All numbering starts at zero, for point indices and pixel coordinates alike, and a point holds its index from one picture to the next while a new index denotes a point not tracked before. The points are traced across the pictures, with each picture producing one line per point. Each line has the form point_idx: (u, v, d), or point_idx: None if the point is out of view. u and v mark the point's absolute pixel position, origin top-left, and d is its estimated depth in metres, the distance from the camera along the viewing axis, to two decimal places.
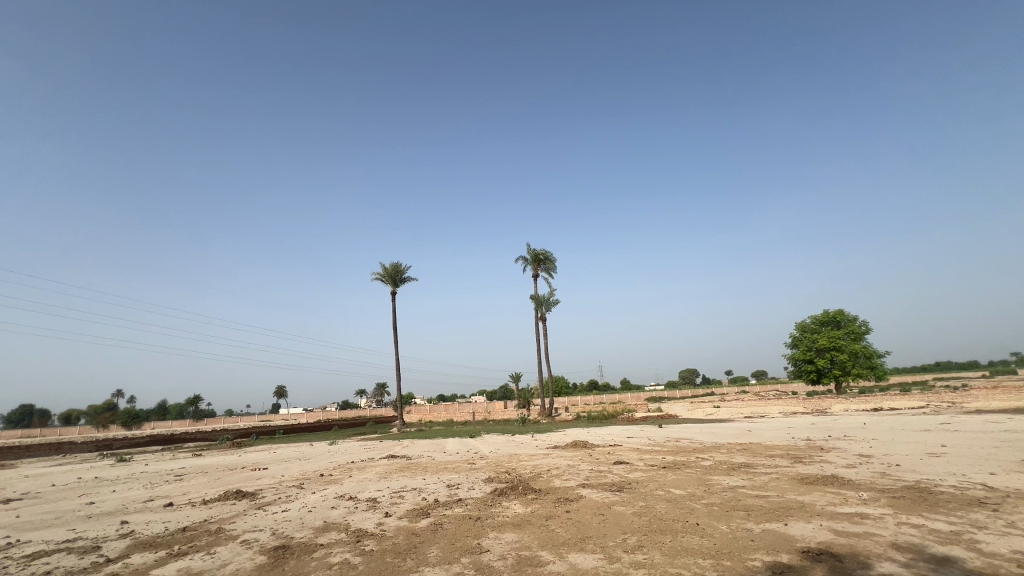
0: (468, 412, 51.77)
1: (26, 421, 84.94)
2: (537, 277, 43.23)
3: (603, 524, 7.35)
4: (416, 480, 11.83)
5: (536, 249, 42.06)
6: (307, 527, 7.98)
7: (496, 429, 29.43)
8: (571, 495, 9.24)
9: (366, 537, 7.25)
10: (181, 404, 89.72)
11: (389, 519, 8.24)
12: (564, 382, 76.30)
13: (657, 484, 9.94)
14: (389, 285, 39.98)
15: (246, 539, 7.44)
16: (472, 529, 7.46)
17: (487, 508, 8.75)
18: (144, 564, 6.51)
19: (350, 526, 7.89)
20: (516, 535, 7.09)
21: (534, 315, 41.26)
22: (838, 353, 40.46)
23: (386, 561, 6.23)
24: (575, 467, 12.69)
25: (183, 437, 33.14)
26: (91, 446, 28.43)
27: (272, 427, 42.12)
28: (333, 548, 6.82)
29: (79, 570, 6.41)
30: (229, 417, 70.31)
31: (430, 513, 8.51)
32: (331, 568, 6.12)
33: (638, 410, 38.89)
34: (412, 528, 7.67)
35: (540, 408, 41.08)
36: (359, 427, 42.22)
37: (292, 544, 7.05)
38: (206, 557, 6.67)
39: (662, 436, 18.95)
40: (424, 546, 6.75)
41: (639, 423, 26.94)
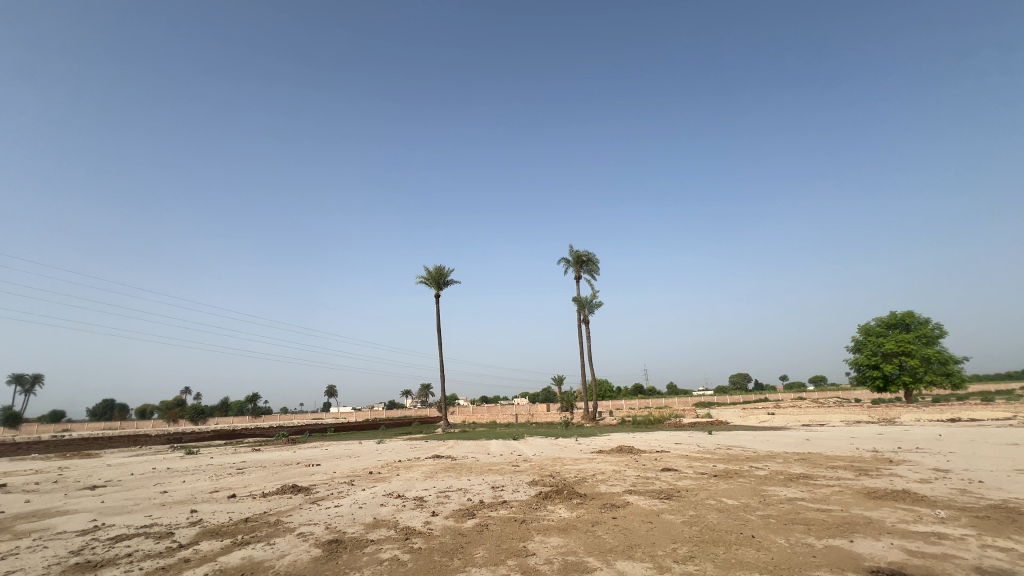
0: (511, 414, 52.05)
1: (109, 415, 93.11)
2: (580, 279, 42.85)
3: (651, 533, 7.15)
4: (461, 481, 11.96)
5: (578, 250, 41.70)
6: (358, 523, 8.24)
7: (540, 431, 29.39)
8: (617, 502, 9.06)
9: (414, 535, 7.40)
10: (242, 402, 95.57)
11: (436, 518, 8.37)
12: (608, 386, 74.96)
13: (709, 493, 9.57)
14: (433, 287, 40.79)
15: (302, 532, 7.80)
16: (517, 532, 7.46)
17: (532, 511, 8.72)
18: (211, 551, 6.96)
19: (399, 523, 8.09)
20: (562, 539, 7.03)
21: (577, 318, 40.80)
22: (907, 358, 37.60)
23: (434, 560, 6.34)
24: (621, 472, 12.45)
25: (243, 433, 35.17)
26: (163, 438, 30.74)
27: (325, 425, 44.01)
28: (384, 545, 7.01)
29: (155, 554, 6.92)
30: (284, 415, 74.01)
31: (476, 514, 8.59)
32: (381, 564, 6.28)
33: (687, 415, 37.65)
34: (459, 529, 7.76)
35: (584, 411, 40.64)
36: (406, 426, 43.24)
37: (345, 539, 7.30)
38: (266, 547, 7.03)
39: (713, 443, 18.21)
40: (470, 547, 6.82)
41: (688, 429, 26.08)
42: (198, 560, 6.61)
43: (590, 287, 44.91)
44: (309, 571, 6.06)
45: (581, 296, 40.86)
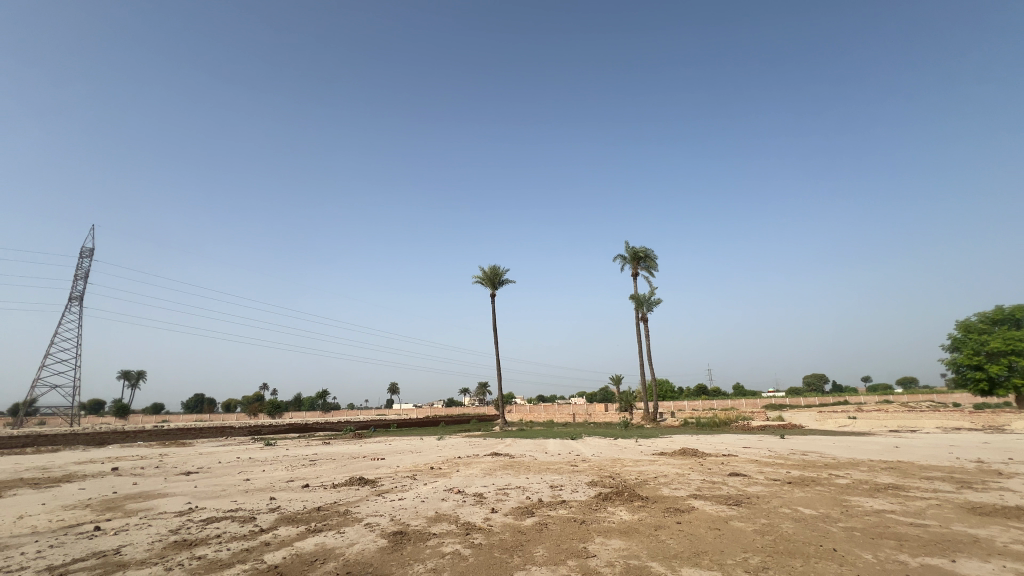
0: (568, 413, 51.60)
1: (200, 408, 102.80)
2: (637, 276, 41.65)
3: (719, 540, 6.80)
4: (520, 479, 12.02)
5: (635, 247, 40.57)
6: (421, 516, 8.51)
7: (599, 431, 28.94)
8: (681, 506, 8.70)
9: (475, 531, 7.52)
10: (314, 398, 101.67)
11: (496, 515, 8.47)
12: (668, 386, 72.30)
13: (782, 501, 8.95)
14: (488, 287, 41.31)
15: (369, 522, 8.16)
16: (577, 532, 7.37)
17: (591, 512, 8.59)
18: (289, 536, 7.44)
19: (459, 519, 8.25)
20: (624, 543, 6.85)
21: (635, 316, 39.72)
22: (1018, 358, 33.34)
23: (495, 556, 6.39)
24: (685, 475, 11.96)
25: (315, 427, 37.40)
26: (245, 430, 33.40)
27: (389, 421, 45.68)
28: (445, 539, 7.17)
29: (240, 537, 7.51)
30: (351, 411, 78.02)
31: (535, 512, 8.59)
32: (444, 557, 6.43)
33: (756, 417, 35.54)
34: (518, 526, 7.80)
35: (645, 411, 39.48)
36: (464, 424, 44.10)
37: (408, 531, 7.55)
38: (337, 535, 7.42)
39: (785, 448, 17.05)
40: (530, 545, 6.82)
41: (758, 433, 24.64)
42: (277, 544, 7.10)
43: (648, 284, 43.53)
44: (377, 560, 6.31)
45: (638, 294, 39.80)
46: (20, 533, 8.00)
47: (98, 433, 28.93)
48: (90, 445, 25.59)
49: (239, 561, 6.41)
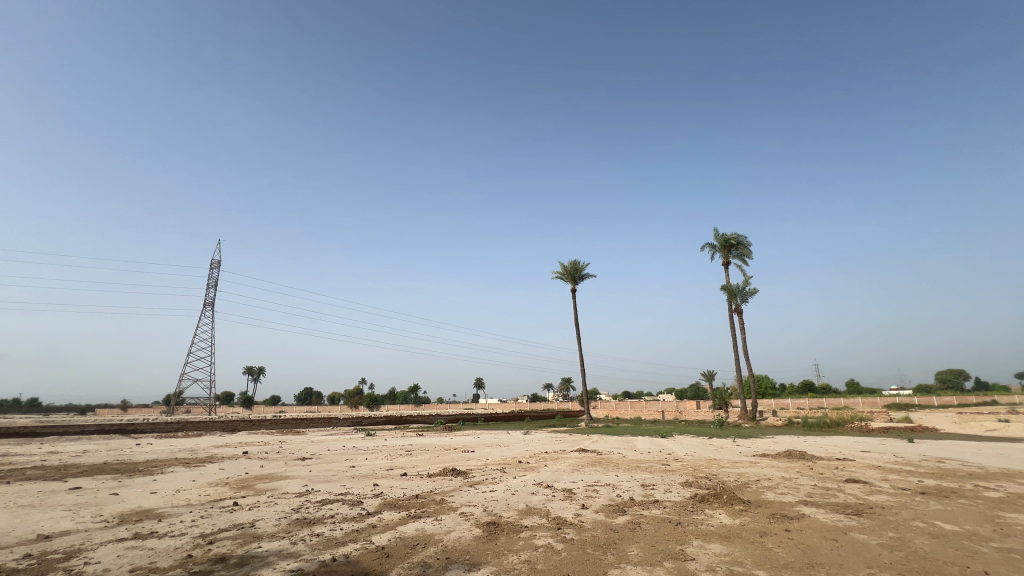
0: (656, 411, 49.76)
1: (310, 400, 114.61)
2: (729, 265, 38.95)
3: (837, 553, 6.15)
4: (609, 476, 11.79)
5: (725, 234, 37.91)
6: (513, 508, 8.71)
7: (691, 429, 27.54)
8: (789, 513, 8.01)
9: (566, 525, 7.54)
10: (406, 392, 108.13)
11: (586, 511, 8.42)
12: (768, 382, 66.76)
13: (914, 514, 7.87)
14: (569, 282, 41.04)
15: (463, 511, 8.51)
16: (673, 534, 7.08)
17: (686, 513, 8.21)
18: (392, 520, 8.00)
19: (550, 513, 8.31)
20: (725, 547, 6.48)
21: (727, 308, 37.17)
22: None
23: (588, 553, 6.35)
24: (792, 480, 10.96)
25: (409, 419, 39.71)
26: (348, 422, 36.32)
27: (476, 415, 47.10)
28: (538, 532, 7.26)
29: (351, 518, 8.22)
30: (440, 405, 81.84)
31: (627, 511, 8.40)
32: (537, 550, 6.52)
33: (878, 418, 31.63)
34: (610, 524, 7.68)
35: (742, 409, 36.84)
36: (548, 419, 44.25)
37: (501, 522, 7.76)
38: (435, 522, 7.84)
39: (916, 453, 14.95)
40: (624, 544, 6.69)
41: (878, 436, 21.94)
42: (383, 527, 7.66)
43: (741, 274, 40.50)
44: (473, 549, 6.56)
45: (730, 283, 37.20)
46: (179, 503, 9.45)
47: (232, 421, 33.33)
48: (225, 432, 29.48)
49: (351, 540, 7.01)
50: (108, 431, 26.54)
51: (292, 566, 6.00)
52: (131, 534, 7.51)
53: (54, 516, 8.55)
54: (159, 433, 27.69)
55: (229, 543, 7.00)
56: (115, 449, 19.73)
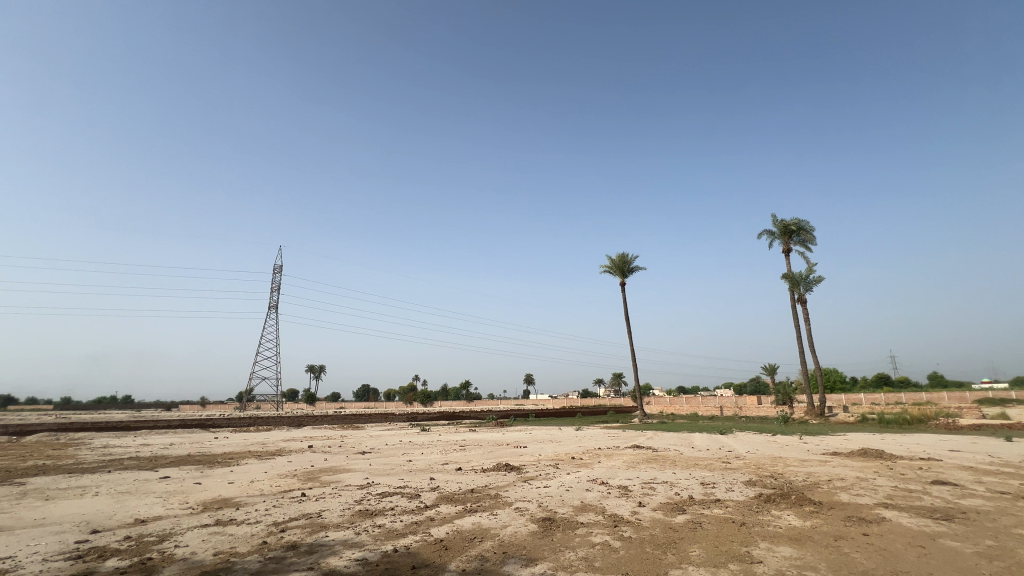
0: (713, 406, 47.82)
1: (367, 397, 119.91)
2: (790, 252, 36.68)
3: (925, 561, 5.65)
4: (666, 474, 11.43)
5: (785, 219, 35.79)
6: (568, 505, 8.66)
7: (753, 426, 26.23)
8: (867, 516, 7.44)
9: (623, 523, 7.41)
10: (458, 388, 110.38)
11: (644, 510, 8.22)
12: (837, 376, 62.47)
13: (1016, 521, 7.08)
14: (618, 276, 40.17)
15: (518, 507, 8.57)
16: (737, 535, 6.78)
17: (751, 514, 7.82)
18: (450, 514, 8.18)
19: (606, 510, 8.19)
20: (796, 551, 6.13)
21: (789, 298, 35.12)
22: None
23: (647, 551, 6.21)
24: (869, 480, 10.19)
25: (462, 414, 40.45)
26: (404, 417, 37.59)
27: (527, 411, 47.28)
28: (594, 529, 7.18)
29: (410, 511, 8.49)
30: (491, 401, 83.02)
31: (687, 510, 8.13)
32: (594, 547, 6.45)
33: (968, 415, 28.68)
34: (669, 523, 7.47)
35: (809, 404, 34.62)
36: (600, 415, 43.66)
37: (557, 518, 7.75)
38: (491, 517, 7.94)
39: (1015, 454, 13.45)
40: (685, 543, 6.48)
41: (969, 434, 19.93)
42: (440, 520, 7.86)
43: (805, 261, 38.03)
44: (529, 544, 6.58)
45: (792, 271, 35.03)
46: (254, 493, 10.16)
47: (298, 417, 35.45)
48: (291, 427, 31.28)
49: (410, 532, 7.24)
50: (190, 425, 28.93)
51: (357, 555, 6.26)
52: (213, 520, 8.13)
53: (148, 502, 9.45)
54: (233, 427, 29.84)
55: (299, 531, 7.42)
56: (197, 442, 21.49)
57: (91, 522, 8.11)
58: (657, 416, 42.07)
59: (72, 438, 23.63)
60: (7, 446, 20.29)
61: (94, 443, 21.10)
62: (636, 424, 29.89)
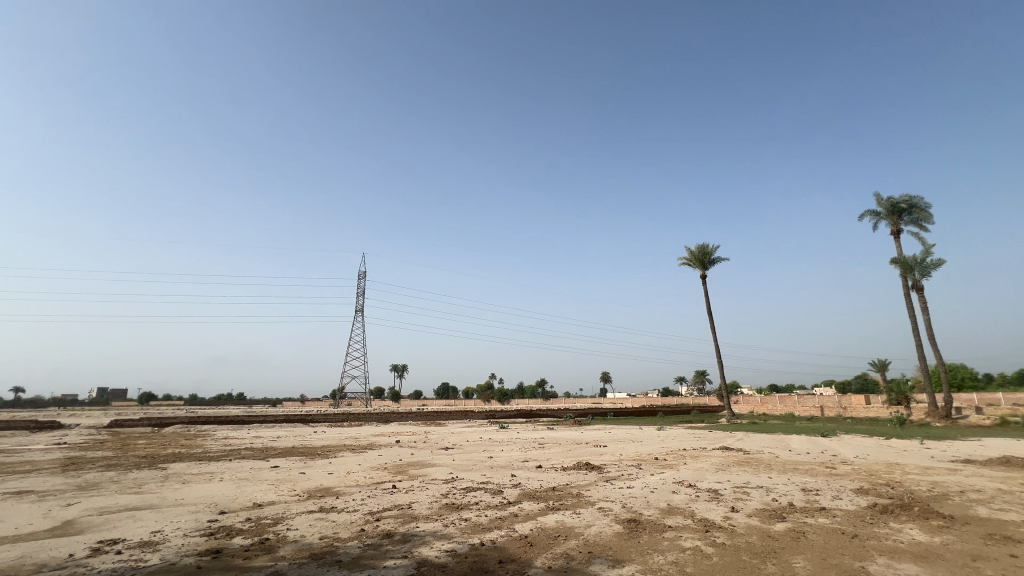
0: (812, 406, 43.84)
1: (447, 393, 125.33)
2: (901, 233, 32.58)
3: None
4: (761, 478, 10.68)
5: (893, 197, 31.87)
6: (654, 507, 8.38)
7: (862, 428, 23.69)
8: (1014, 534, 6.42)
9: (715, 529, 7.02)
10: (533, 386, 111.24)
11: (737, 515, 7.75)
12: (967, 373, 54.45)
13: None
14: (698, 268, 38.14)
15: (602, 506, 8.44)
16: (848, 548, 6.17)
17: (864, 526, 7.06)
18: (533, 511, 8.24)
19: (695, 514, 7.83)
20: (919, 569, 5.46)
21: (902, 285, 31.24)
22: None
23: (743, 559, 5.85)
24: (1014, 493, 8.79)
25: (539, 413, 40.75)
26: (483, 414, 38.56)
27: (606, 409, 46.46)
28: (683, 533, 6.89)
29: (494, 506, 8.70)
30: (567, 399, 82.76)
31: (787, 518, 7.54)
32: (684, 551, 6.19)
33: None
34: (767, 530, 6.96)
35: (931, 404, 30.54)
36: (684, 414, 41.84)
37: (642, 520, 7.53)
38: (574, 515, 7.90)
39: None
40: (785, 553, 6.01)
41: None
42: (524, 516, 7.96)
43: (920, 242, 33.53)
44: (615, 545, 6.46)
45: (904, 255, 31.13)
46: (351, 484, 11.00)
47: (386, 413, 37.74)
48: (380, 423, 33.39)
49: (495, 527, 7.41)
50: (294, 420, 31.93)
51: (447, 547, 6.54)
52: (318, 507, 8.92)
53: (264, 489, 10.58)
54: (330, 422, 32.50)
55: (393, 521, 7.90)
56: (300, 435, 23.66)
57: (219, 504, 9.23)
58: (747, 416, 39.67)
59: (200, 430, 27.06)
60: (152, 436, 23.75)
61: (217, 435, 24.01)
62: (724, 424, 28.52)
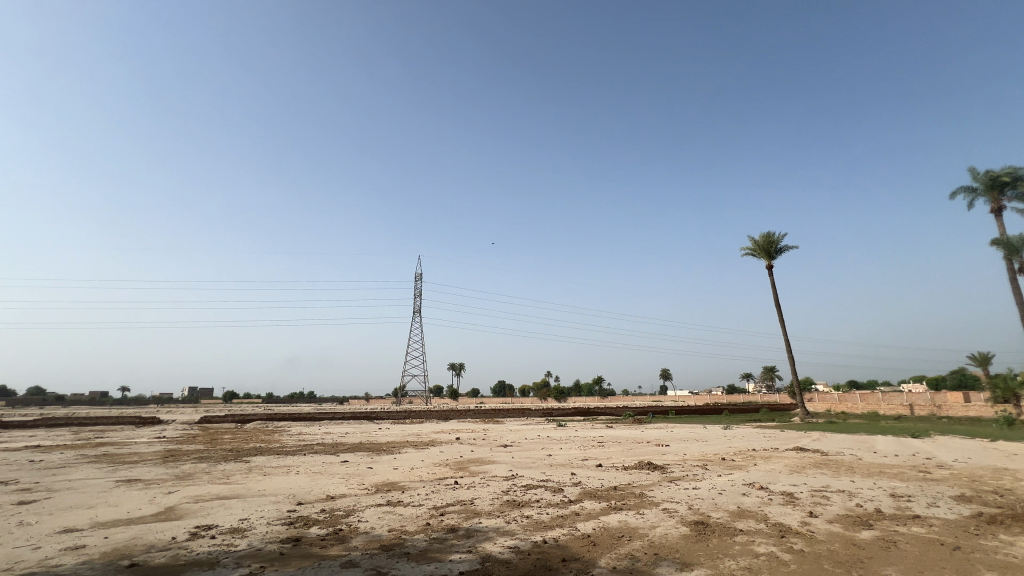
0: (900, 404, 40.06)
1: (505, 391, 126.73)
2: (1002, 211, 29.05)
3: None
4: (843, 482, 9.89)
5: (992, 171, 28.49)
6: (722, 510, 8.01)
7: (962, 429, 21.32)
8: None
9: (792, 534, 6.61)
10: (590, 385, 109.77)
11: (817, 521, 7.24)
12: None
13: None
14: (764, 258, 36.01)
15: (667, 508, 8.18)
16: (947, 560, 5.59)
17: (967, 537, 6.37)
18: (595, 510, 8.14)
19: (769, 518, 7.40)
20: None
21: (1006, 268, 27.84)
22: None
23: (824, 568, 5.47)
24: None
25: (597, 411, 40.20)
26: (540, 412, 38.63)
27: (667, 408, 44.98)
28: (755, 538, 6.54)
29: (556, 504, 8.67)
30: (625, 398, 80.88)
31: (874, 525, 6.95)
32: (758, 557, 5.88)
33: None
34: (851, 538, 6.46)
35: None
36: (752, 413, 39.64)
37: (711, 523, 7.23)
38: (638, 516, 7.71)
39: None
40: (873, 564, 5.55)
41: None
42: (586, 515, 7.88)
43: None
44: (683, 548, 6.24)
45: (1008, 236, 27.68)
46: (415, 479, 11.39)
47: (446, 410, 38.69)
48: (440, 420, 34.34)
49: (557, 525, 7.39)
50: (360, 417, 33.56)
51: (509, 543, 6.61)
52: (386, 500, 9.32)
53: (336, 482, 11.20)
54: (393, 420, 33.82)
55: (456, 516, 8.09)
56: (366, 431, 24.81)
57: (297, 496, 9.89)
58: (823, 416, 35.14)
59: (278, 426, 29.10)
60: (236, 430, 25.84)
61: (293, 431, 25.68)
62: (799, 424, 25.77)
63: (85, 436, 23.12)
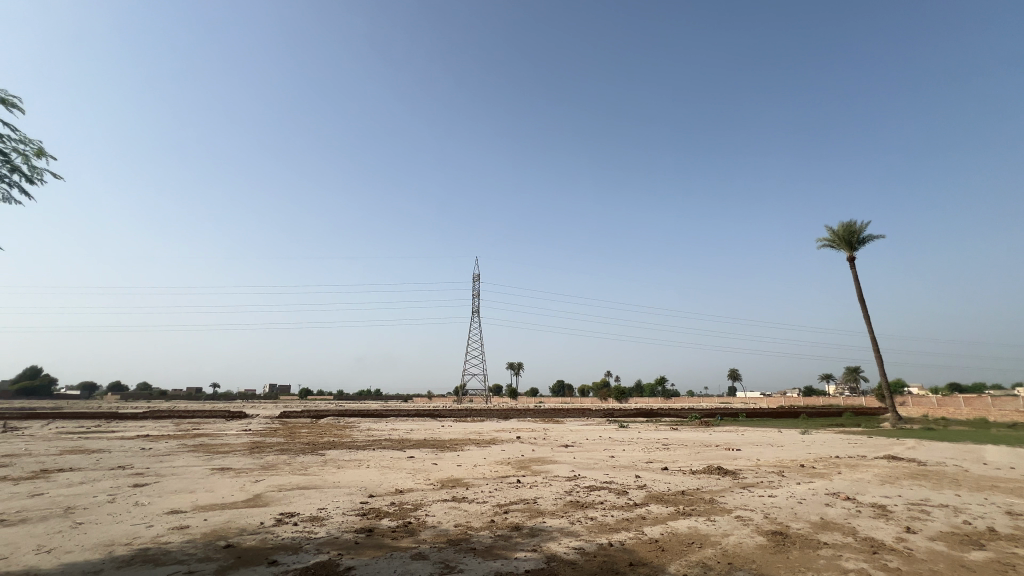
0: (1013, 410, 35.39)
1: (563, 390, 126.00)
2: None
3: None
4: (945, 496, 8.90)
5: None
6: (803, 520, 7.49)
7: None
8: None
9: (885, 551, 6.04)
10: (652, 385, 106.46)
11: (915, 537, 6.57)
12: None
13: None
14: (845, 249, 33.23)
15: (740, 515, 7.76)
16: None
17: None
18: (662, 514, 7.89)
19: (858, 532, 6.82)
20: None
21: None
22: None
23: None
24: None
25: (660, 412, 38.86)
26: (601, 412, 38.03)
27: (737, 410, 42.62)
28: (843, 552, 6.05)
29: (621, 507, 8.49)
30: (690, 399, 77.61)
31: (985, 545, 6.20)
32: (845, 573, 5.44)
33: None
34: (957, 558, 5.81)
35: None
36: (834, 417, 36.63)
37: (791, 533, 6.78)
38: (709, 523, 7.38)
39: None
40: None
41: None
42: (653, 519, 7.65)
43: None
44: (760, 558, 5.91)
45: None
46: (478, 476, 11.59)
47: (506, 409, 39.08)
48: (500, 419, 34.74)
49: (623, 528, 7.24)
50: (423, 414, 34.73)
51: (575, 544, 6.56)
52: (451, 496, 9.58)
53: (403, 477, 11.65)
54: (455, 417, 34.69)
55: (520, 514, 8.15)
56: (430, 428, 25.61)
57: (368, 488, 10.40)
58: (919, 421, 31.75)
59: (348, 422, 30.76)
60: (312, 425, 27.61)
61: (362, 426, 27.05)
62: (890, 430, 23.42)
63: (185, 427, 25.75)
